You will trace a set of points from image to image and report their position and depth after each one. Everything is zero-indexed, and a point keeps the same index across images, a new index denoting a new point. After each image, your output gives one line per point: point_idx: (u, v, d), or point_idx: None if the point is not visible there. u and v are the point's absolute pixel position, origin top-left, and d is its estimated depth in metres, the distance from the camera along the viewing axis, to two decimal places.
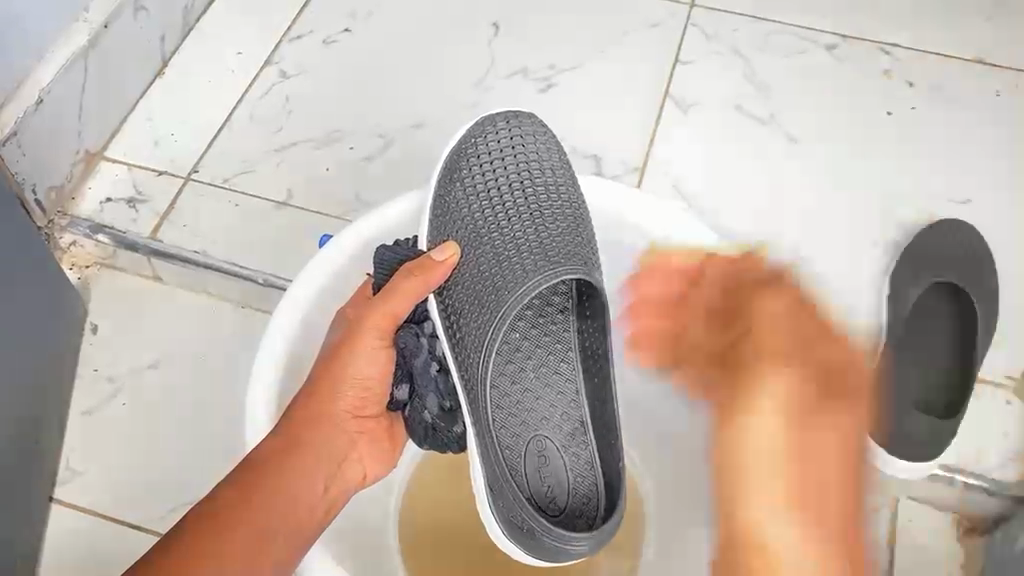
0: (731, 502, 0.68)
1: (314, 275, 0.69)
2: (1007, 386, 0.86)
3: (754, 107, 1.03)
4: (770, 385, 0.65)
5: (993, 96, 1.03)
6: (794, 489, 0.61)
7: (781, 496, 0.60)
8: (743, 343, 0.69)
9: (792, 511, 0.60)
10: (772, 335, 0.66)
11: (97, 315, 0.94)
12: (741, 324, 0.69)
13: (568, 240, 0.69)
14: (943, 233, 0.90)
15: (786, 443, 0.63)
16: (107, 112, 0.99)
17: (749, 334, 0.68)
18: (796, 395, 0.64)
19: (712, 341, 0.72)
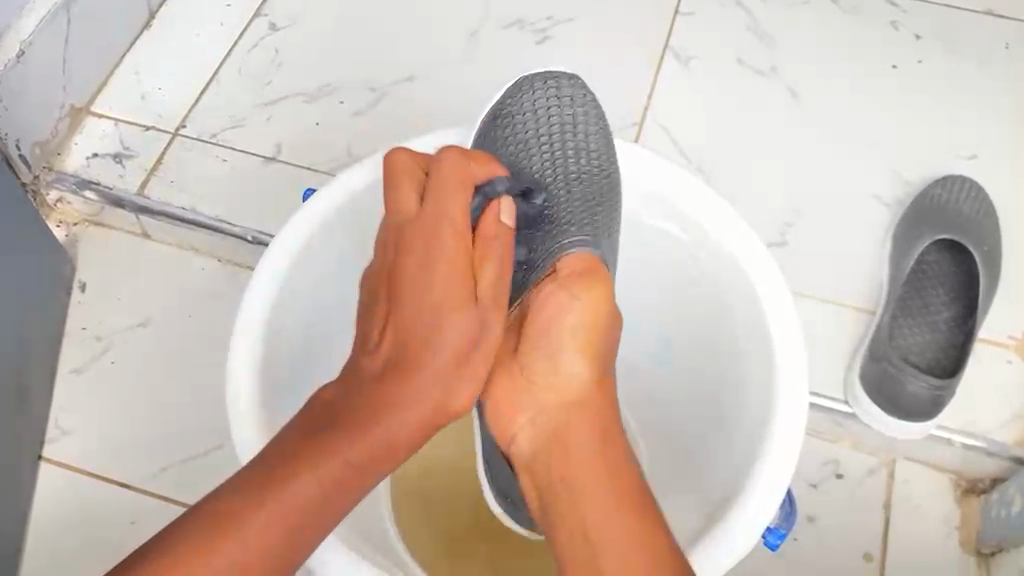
0: (721, 468, 0.67)
1: (290, 244, 0.67)
2: (1009, 345, 0.84)
3: (755, 60, 1.01)
4: (764, 344, 0.64)
5: (1002, 49, 1.00)
6: (789, 449, 0.59)
7: (774, 452, 0.59)
8: (736, 303, 0.67)
9: (780, 479, 0.58)
10: (766, 292, 0.65)
11: (84, 272, 0.93)
12: (734, 284, 0.67)
13: (583, 210, 0.65)
14: (948, 189, 0.88)
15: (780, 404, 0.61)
16: (91, 66, 0.97)
17: (745, 294, 0.66)
18: (789, 359, 0.62)
19: (704, 298, 0.71)
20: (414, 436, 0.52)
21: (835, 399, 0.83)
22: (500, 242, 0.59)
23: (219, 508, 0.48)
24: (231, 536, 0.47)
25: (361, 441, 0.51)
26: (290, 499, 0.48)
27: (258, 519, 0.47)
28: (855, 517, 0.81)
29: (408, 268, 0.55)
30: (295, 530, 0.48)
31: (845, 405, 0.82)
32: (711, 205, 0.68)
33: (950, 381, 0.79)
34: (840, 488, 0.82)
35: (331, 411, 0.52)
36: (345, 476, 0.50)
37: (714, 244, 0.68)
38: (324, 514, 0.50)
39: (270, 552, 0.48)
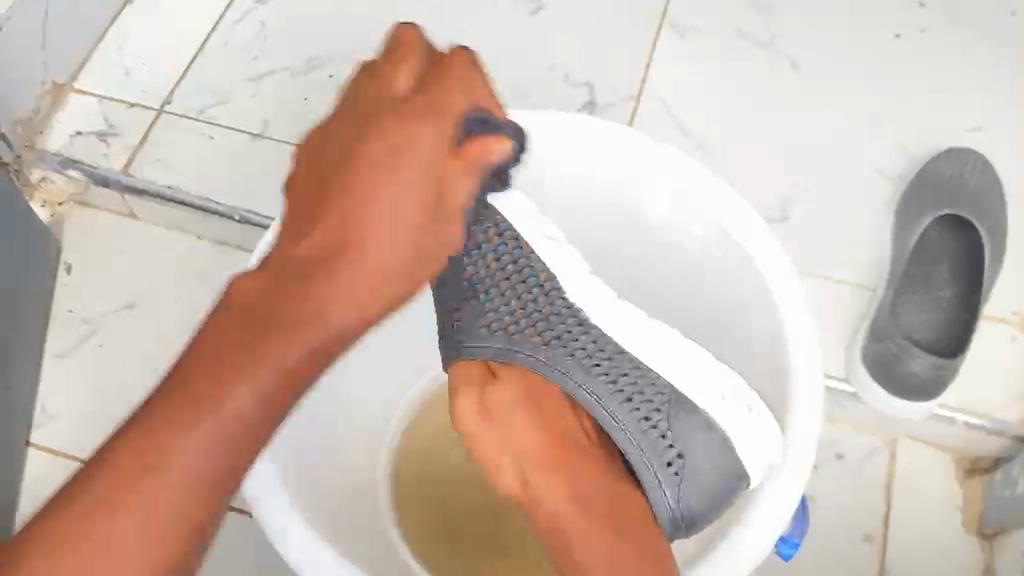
0: None
1: (274, 246, 0.64)
2: (1014, 322, 0.82)
3: (754, 30, 0.98)
4: (774, 326, 0.62)
5: (1007, 17, 0.98)
6: (806, 444, 0.58)
7: (794, 442, 0.58)
8: (746, 288, 0.65)
9: (791, 490, 0.56)
10: (771, 272, 0.62)
11: (70, 254, 0.91)
12: (744, 268, 0.65)
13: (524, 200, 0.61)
14: (950, 162, 0.86)
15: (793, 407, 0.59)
16: (73, 41, 0.94)
17: (755, 280, 0.64)
18: (802, 355, 0.60)
19: (715, 284, 0.69)
20: (349, 323, 0.44)
21: (837, 379, 0.81)
22: (425, 58, 0.50)
23: (165, 383, 0.41)
24: (176, 447, 0.39)
25: (333, 299, 0.43)
26: (238, 411, 0.40)
27: (196, 437, 0.39)
28: (856, 497, 0.80)
29: (342, 162, 0.46)
30: (238, 441, 0.40)
31: (847, 384, 0.81)
32: (712, 185, 0.66)
33: (954, 359, 0.78)
34: (840, 468, 0.81)
35: (278, 269, 0.44)
36: (279, 357, 0.41)
37: (715, 223, 0.66)
38: (260, 433, 0.41)
39: (225, 466, 0.40)
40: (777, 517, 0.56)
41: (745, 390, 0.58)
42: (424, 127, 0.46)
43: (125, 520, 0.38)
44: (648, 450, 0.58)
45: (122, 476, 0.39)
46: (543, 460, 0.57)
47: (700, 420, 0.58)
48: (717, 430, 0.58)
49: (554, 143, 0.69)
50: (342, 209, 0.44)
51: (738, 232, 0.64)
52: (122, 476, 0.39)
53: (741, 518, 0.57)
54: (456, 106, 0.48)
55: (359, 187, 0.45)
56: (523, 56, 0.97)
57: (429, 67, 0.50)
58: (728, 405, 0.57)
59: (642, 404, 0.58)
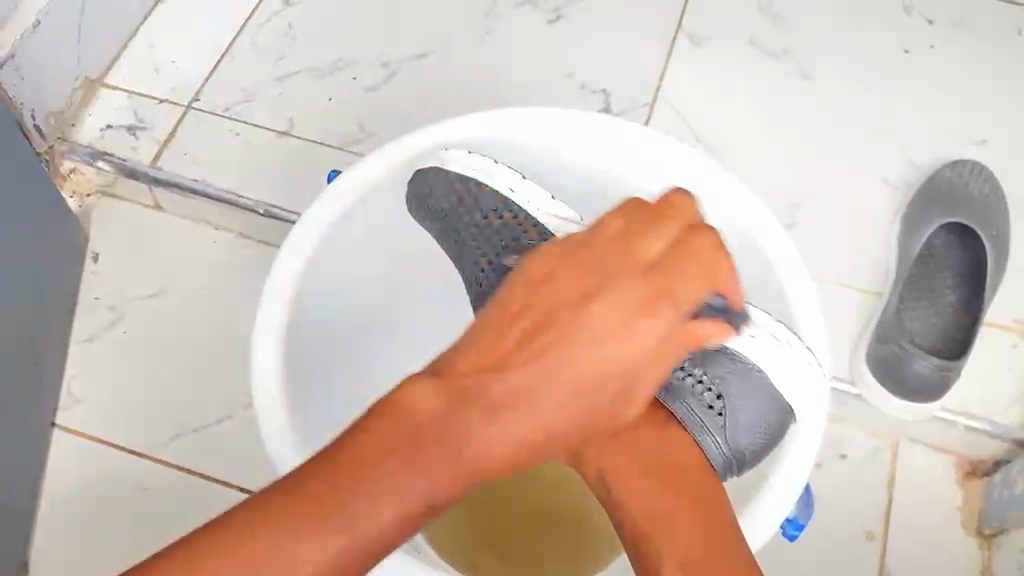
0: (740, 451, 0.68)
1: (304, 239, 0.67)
2: (1015, 329, 0.85)
3: (768, 42, 1.01)
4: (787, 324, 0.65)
5: (1015, 35, 1.00)
6: (813, 442, 0.61)
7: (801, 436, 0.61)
8: (760, 285, 0.68)
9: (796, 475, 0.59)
10: (784, 272, 0.65)
11: (97, 244, 0.94)
12: (759, 267, 0.68)
13: None
14: (957, 172, 0.88)
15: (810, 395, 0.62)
16: (107, 37, 0.97)
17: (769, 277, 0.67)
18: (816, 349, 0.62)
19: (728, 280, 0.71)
20: (496, 446, 0.49)
21: (842, 380, 0.84)
22: (685, 219, 0.57)
23: (334, 449, 0.46)
24: (353, 520, 0.44)
25: (571, 383, 0.53)
26: (389, 497, 0.45)
27: (300, 547, 0.43)
28: (858, 496, 0.82)
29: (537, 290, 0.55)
30: (370, 548, 0.44)
31: (851, 386, 0.83)
32: (731, 187, 0.68)
33: (956, 362, 0.79)
34: (844, 468, 0.83)
35: (458, 384, 0.50)
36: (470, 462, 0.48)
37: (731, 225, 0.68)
38: (367, 555, 0.44)
39: (366, 559, 0.45)
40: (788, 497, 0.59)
41: (768, 320, 0.61)
42: (623, 263, 0.55)
43: (280, 544, 0.42)
44: (685, 395, 0.61)
45: (253, 534, 0.43)
46: (612, 444, 0.57)
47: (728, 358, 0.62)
48: (749, 363, 0.62)
49: (575, 140, 0.72)
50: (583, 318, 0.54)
51: (753, 234, 0.67)
52: (297, 527, 0.43)
53: (751, 500, 0.60)
54: (718, 254, 0.56)
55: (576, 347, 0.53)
56: (541, 63, 1.00)
57: (651, 215, 0.57)
58: (757, 339, 0.61)
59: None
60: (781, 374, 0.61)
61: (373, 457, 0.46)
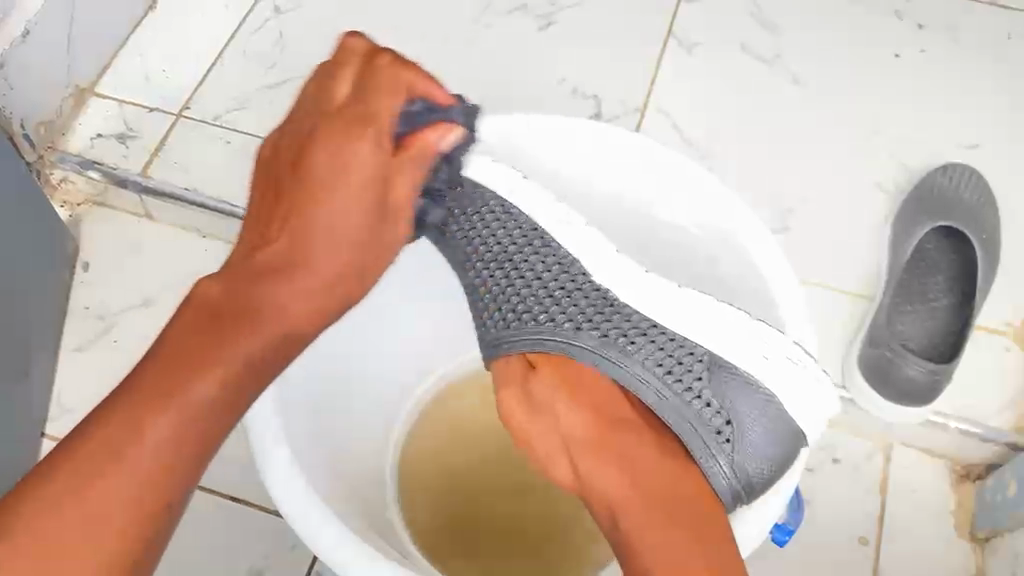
0: None
1: None
2: (1007, 333, 0.85)
3: (759, 47, 1.01)
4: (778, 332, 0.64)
5: (1005, 39, 1.01)
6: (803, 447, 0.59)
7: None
8: (750, 293, 0.67)
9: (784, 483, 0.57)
10: (775, 282, 0.65)
11: (88, 253, 0.94)
12: (749, 277, 0.67)
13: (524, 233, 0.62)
14: (948, 176, 0.88)
15: None
16: (97, 45, 0.97)
17: (758, 286, 0.66)
18: None
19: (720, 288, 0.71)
20: (304, 315, 0.53)
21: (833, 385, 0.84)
22: (357, 63, 0.59)
23: (155, 352, 0.48)
24: (220, 361, 0.48)
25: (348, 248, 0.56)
26: (193, 405, 0.46)
27: (156, 431, 0.45)
28: (851, 500, 0.82)
29: (299, 178, 0.56)
30: (195, 425, 0.46)
31: (842, 390, 0.83)
32: (721, 197, 0.68)
33: (948, 365, 0.79)
34: (836, 472, 0.83)
35: (245, 270, 0.53)
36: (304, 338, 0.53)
37: (722, 234, 0.68)
38: (207, 444, 0.47)
39: (199, 410, 0.46)
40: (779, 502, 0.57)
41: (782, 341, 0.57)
42: (360, 132, 0.56)
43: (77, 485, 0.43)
44: (694, 418, 0.59)
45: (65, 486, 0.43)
46: (591, 446, 0.57)
47: (745, 385, 0.59)
48: (763, 390, 0.58)
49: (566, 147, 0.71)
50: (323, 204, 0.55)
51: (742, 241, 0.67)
52: (71, 481, 0.43)
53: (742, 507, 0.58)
54: (398, 96, 0.57)
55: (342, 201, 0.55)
56: (533, 69, 1.00)
57: (371, 54, 0.59)
58: (772, 364, 0.57)
59: (681, 373, 0.59)
60: (793, 402, 0.58)
61: (212, 354, 0.48)
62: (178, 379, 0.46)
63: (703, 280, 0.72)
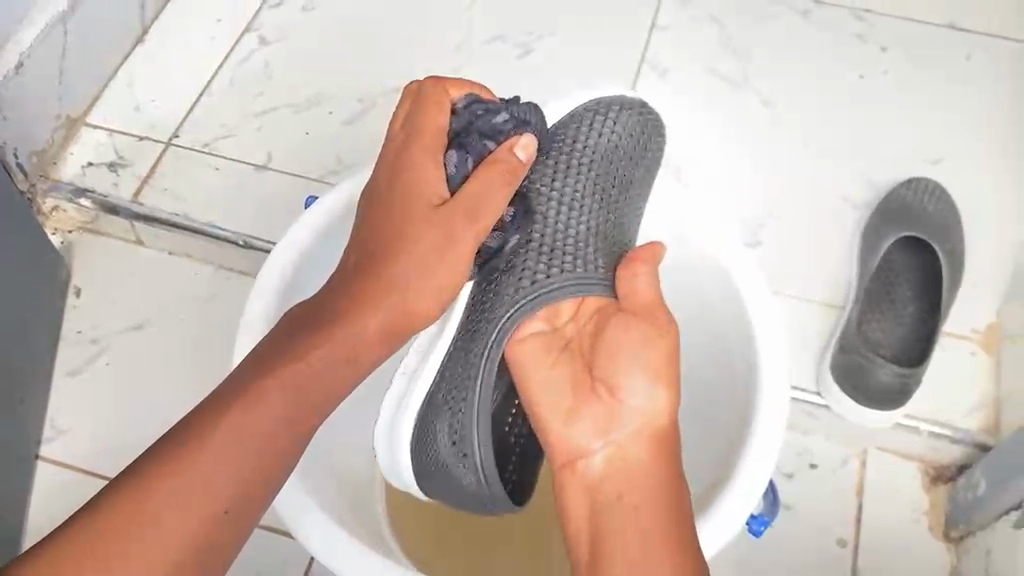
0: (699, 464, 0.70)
1: (277, 266, 0.69)
2: (974, 339, 0.88)
3: (728, 71, 1.07)
4: (747, 340, 0.67)
5: (964, 60, 1.08)
6: (769, 447, 0.61)
7: (754, 453, 0.61)
8: (719, 300, 0.70)
9: (746, 505, 0.60)
10: (745, 289, 0.68)
11: (80, 278, 0.96)
12: (720, 289, 0.70)
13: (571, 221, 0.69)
14: (912, 190, 0.91)
15: (760, 401, 0.63)
16: (87, 77, 1.00)
17: (729, 298, 0.69)
18: (770, 359, 0.65)
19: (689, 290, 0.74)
20: (358, 356, 0.56)
21: (808, 391, 0.86)
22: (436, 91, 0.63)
23: (200, 412, 0.52)
24: (184, 467, 0.49)
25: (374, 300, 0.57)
26: (240, 432, 0.51)
27: (201, 468, 0.49)
28: (830, 504, 0.84)
29: (376, 242, 0.58)
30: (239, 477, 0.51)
31: (817, 396, 0.85)
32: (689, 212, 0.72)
33: (917, 370, 0.82)
34: (814, 476, 0.85)
35: (306, 315, 0.57)
36: (339, 369, 0.55)
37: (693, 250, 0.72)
38: (247, 493, 0.51)
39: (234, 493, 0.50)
40: (749, 497, 0.60)
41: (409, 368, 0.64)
42: (426, 155, 0.60)
43: (164, 504, 0.48)
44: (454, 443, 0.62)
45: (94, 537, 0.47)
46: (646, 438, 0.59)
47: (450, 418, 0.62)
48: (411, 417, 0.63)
49: None
50: (387, 230, 0.58)
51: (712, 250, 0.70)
52: (135, 516, 0.47)
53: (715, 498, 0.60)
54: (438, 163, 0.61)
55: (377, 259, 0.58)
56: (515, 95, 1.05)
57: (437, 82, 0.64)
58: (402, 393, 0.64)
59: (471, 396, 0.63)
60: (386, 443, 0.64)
61: (235, 422, 0.51)
62: (201, 454, 0.50)
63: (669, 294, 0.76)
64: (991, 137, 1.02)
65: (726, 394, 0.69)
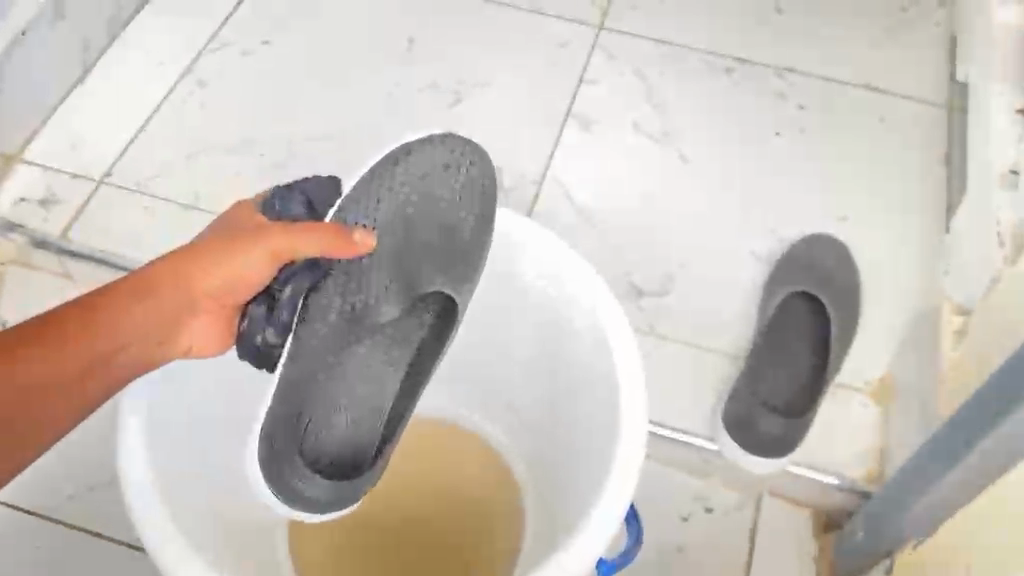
0: (570, 504, 0.69)
1: None
2: (866, 390, 0.92)
3: (650, 126, 1.11)
4: (612, 381, 0.66)
5: (876, 121, 1.13)
6: (634, 463, 0.62)
7: (614, 486, 0.61)
8: (590, 341, 0.70)
9: (610, 523, 0.59)
10: (605, 323, 0.68)
11: (6, 311, 0.97)
12: (592, 336, 0.69)
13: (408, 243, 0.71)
14: (810, 246, 0.95)
15: (623, 427, 0.63)
16: (23, 115, 1.03)
17: (599, 345, 0.68)
18: (629, 397, 0.64)
19: (557, 326, 0.74)
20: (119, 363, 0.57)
21: (701, 437, 0.89)
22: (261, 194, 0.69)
23: None
24: None
25: (162, 305, 0.59)
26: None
27: None
28: (723, 547, 0.87)
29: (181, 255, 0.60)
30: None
31: (711, 443, 0.89)
32: (566, 255, 0.72)
33: (803, 420, 0.85)
34: (711, 521, 0.88)
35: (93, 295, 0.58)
36: (102, 362, 0.56)
37: (566, 295, 0.72)
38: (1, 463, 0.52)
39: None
40: (624, 491, 0.60)
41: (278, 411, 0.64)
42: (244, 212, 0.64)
43: None
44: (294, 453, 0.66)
45: None
46: None
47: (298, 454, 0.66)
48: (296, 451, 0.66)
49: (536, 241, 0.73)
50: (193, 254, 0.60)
51: (579, 293, 0.71)
52: None
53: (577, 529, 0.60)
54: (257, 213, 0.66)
55: (173, 273, 0.60)
56: None
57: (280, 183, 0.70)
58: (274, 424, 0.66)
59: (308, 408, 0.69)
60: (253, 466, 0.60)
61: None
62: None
63: (551, 337, 0.75)
64: (896, 191, 1.07)
65: (590, 431, 0.69)
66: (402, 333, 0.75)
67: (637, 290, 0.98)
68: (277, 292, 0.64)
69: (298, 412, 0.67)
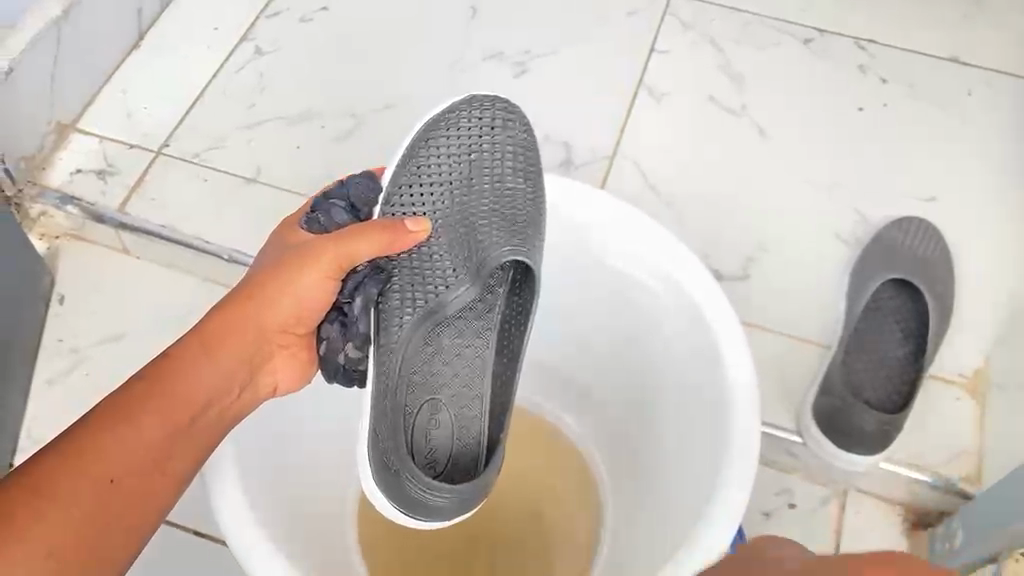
0: (670, 504, 0.66)
1: None
2: (960, 384, 0.87)
3: (726, 99, 1.06)
4: (719, 375, 0.62)
5: (965, 95, 1.06)
6: (749, 464, 0.58)
7: (732, 482, 0.57)
8: (689, 327, 0.66)
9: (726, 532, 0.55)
10: (708, 311, 0.64)
11: (64, 286, 0.95)
12: (691, 323, 0.66)
13: (486, 213, 0.66)
14: (903, 230, 0.90)
15: (734, 426, 0.59)
16: (79, 83, 1.00)
17: (700, 332, 0.65)
18: (745, 393, 0.60)
19: (653, 314, 0.70)
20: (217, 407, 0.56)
21: (787, 430, 0.85)
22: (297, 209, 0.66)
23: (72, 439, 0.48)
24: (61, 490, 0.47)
25: (236, 346, 0.58)
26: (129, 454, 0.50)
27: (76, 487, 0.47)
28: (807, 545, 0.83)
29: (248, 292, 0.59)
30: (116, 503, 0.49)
31: (796, 435, 0.85)
32: (658, 237, 0.68)
33: (900, 416, 0.81)
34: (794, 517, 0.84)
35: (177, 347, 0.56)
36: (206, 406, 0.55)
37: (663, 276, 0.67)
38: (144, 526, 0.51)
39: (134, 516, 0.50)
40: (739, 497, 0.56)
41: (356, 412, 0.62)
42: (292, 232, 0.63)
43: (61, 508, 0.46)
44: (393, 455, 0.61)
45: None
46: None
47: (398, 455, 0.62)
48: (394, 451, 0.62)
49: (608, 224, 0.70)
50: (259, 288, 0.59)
51: (674, 274, 0.67)
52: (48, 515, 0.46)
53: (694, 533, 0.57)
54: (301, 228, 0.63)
55: (240, 314, 0.59)
56: None
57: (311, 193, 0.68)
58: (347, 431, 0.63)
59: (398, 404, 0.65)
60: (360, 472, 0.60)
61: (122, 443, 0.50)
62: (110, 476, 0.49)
63: (644, 324, 0.71)
64: (986, 170, 1.01)
65: (690, 428, 0.65)
66: (486, 315, 0.70)
67: (715, 273, 0.94)
68: (348, 308, 0.64)
69: (386, 413, 0.63)
